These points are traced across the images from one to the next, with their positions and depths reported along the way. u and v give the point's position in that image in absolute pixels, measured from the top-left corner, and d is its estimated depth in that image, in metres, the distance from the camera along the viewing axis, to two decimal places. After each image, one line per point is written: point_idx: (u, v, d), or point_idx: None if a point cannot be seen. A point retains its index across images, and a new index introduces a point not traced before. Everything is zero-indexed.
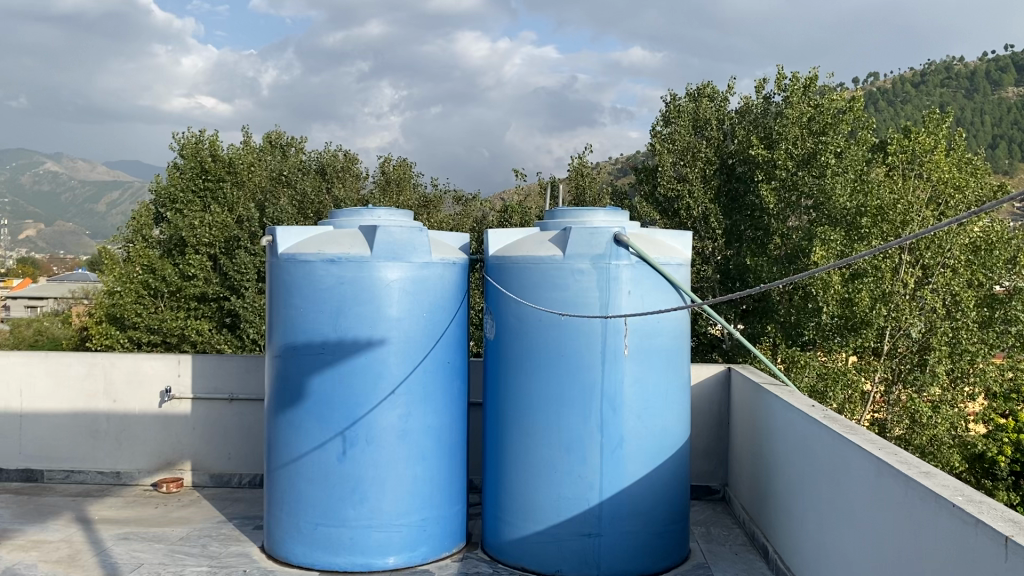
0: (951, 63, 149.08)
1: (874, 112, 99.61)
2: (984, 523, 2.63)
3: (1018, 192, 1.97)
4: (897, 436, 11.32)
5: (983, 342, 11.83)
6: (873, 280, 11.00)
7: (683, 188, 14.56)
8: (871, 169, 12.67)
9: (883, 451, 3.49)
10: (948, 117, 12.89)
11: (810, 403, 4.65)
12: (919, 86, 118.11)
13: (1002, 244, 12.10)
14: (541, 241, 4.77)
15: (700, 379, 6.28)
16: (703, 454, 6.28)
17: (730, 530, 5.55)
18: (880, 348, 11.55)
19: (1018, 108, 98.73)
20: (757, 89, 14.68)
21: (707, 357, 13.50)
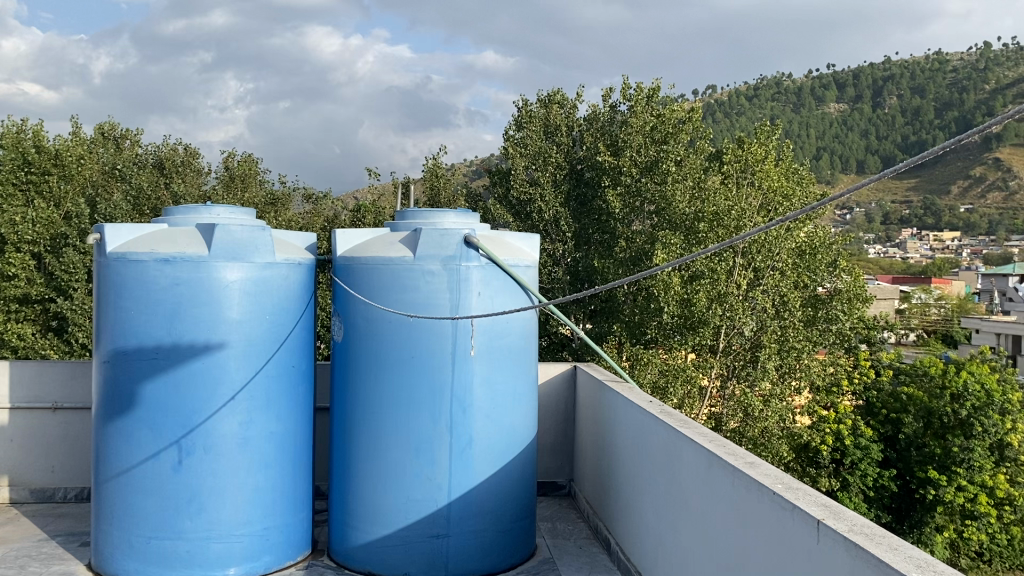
0: (780, 80, 159.98)
1: (711, 123, 105.31)
2: (798, 508, 2.83)
3: (856, 181, 2.11)
4: (731, 428, 12.00)
5: (808, 339, 12.66)
6: (710, 281, 11.64)
7: (535, 191, 14.77)
8: (708, 177, 13.34)
9: (713, 444, 3.68)
10: (777, 130, 13.69)
11: (649, 399, 4.85)
12: (753, 100, 126.20)
13: (824, 247, 12.99)
14: (391, 242, 4.71)
15: (548, 379, 6.41)
16: (551, 451, 6.42)
17: (575, 525, 5.68)
18: (715, 346, 12.15)
19: (839, 123, 107.17)
20: (604, 98, 15.03)
21: (558, 356, 13.79)
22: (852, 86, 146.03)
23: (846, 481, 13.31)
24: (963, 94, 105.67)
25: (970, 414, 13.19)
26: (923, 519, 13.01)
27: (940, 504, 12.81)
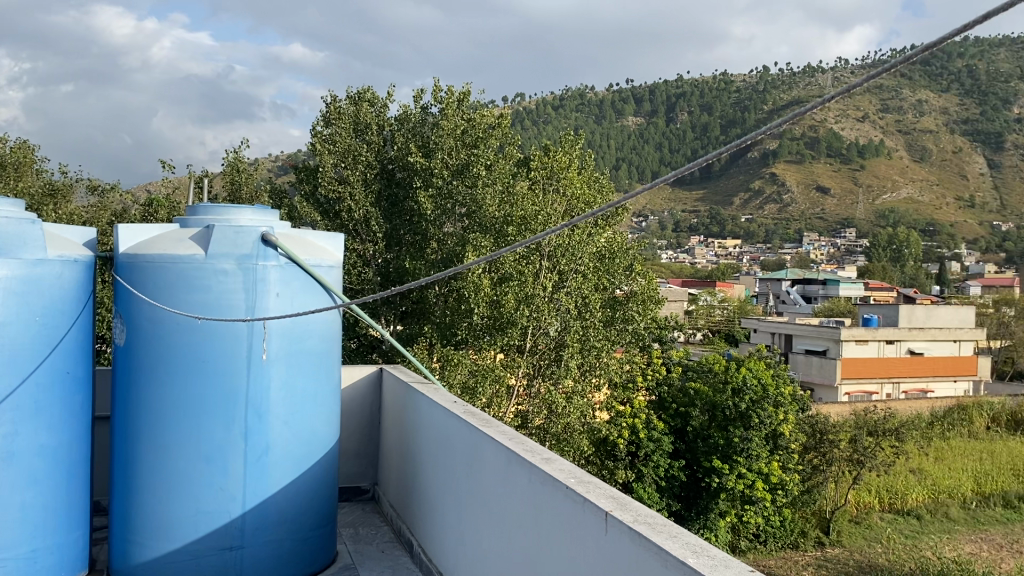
0: (584, 92, 167.02)
1: (520, 130, 108.18)
2: (590, 501, 2.93)
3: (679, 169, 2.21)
4: (537, 425, 12.36)
5: (607, 339, 13.21)
6: (518, 283, 11.92)
7: (344, 190, 14.46)
8: (516, 182, 13.61)
9: (511, 443, 3.75)
10: (580, 140, 14.20)
11: (453, 400, 4.87)
12: (558, 111, 131.20)
13: (622, 253, 13.64)
14: (179, 239, 4.41)
15: (352, 382, 6.29)
16: (354, 456, 6.31)
17: (377, 529, 5.62)
18: (522, 346, 12.40)
19: (636, 135, 113.47)
20: (415, 99, 14.94)
21: (368, 358, 13.60)
22: (648, 100, 155.23)
23: (640, 473, 14.09)
24: (745, 114, 115.02)
25: (749, 407, 14.06)
26: (709, 506, 14.06)
27: (723, 492, 13.91)
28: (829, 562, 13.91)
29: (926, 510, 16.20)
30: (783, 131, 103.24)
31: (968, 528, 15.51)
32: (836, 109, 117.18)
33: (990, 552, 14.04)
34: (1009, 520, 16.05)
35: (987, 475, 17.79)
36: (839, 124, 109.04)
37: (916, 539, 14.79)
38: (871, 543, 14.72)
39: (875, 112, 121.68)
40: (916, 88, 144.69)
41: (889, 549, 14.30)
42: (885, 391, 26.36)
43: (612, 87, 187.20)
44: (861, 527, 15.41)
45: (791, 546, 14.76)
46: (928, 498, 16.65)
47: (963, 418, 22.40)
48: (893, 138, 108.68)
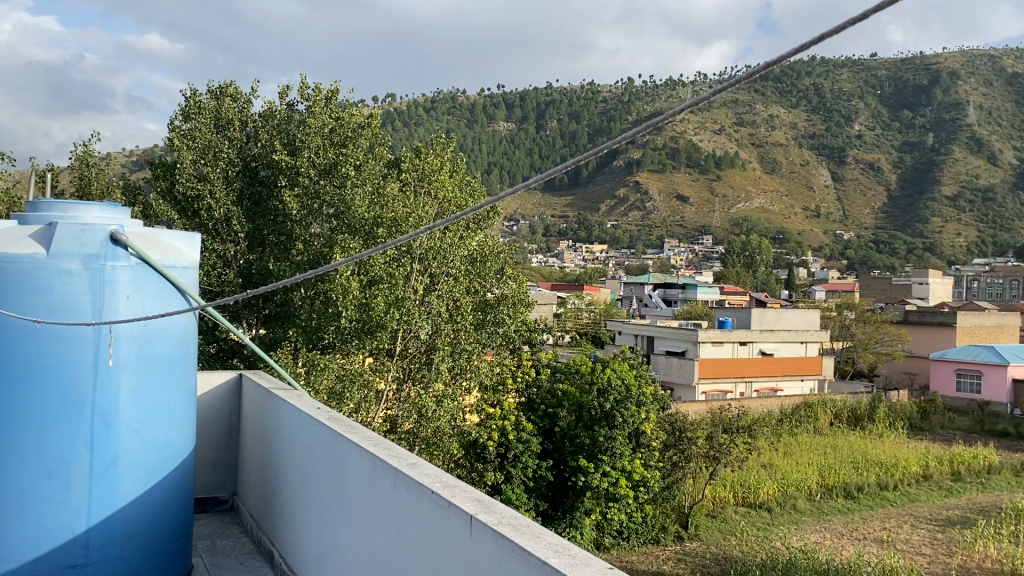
0: (455, 96, 167.81)
1: (389, 132, 107.13)
2: (454, 506, 2.91)
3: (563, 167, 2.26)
4: (407, 430, 12.28)
5: (478, 342, 13.20)
6: (388, 286, 11.77)
7: (204, 188, 13.87)
8: (386, 183, 13.44)
9: (376, 448, 3.69)
10: (451, 143, 14.16)
11: (316, 406, 4.75)
12: (429, 113, 131.37)
13: (492, 256, 13.71)
14: (17, 237, 4.08)
15: (210, 388, 6.04)
16: (211, 465, 6.07)
17: (236, 540, 5.42)
18: (392, 349, 12.23)
19: (507, 140, 114.86)
20: (280, 95, 14.50)
21: (228, 363, 13.08)
22: (519, 106, 157.56)
23: (508, 474, 14.22)
24: (611, 123, 118.46)
25: (614, 407, 14.42)
26: (574, 505, 14.33)
27: (589, 490, 14.18)
28: (688, 555, 14.43)
29: (776, 503, 17.09)
30: (647, 141, 106.93)
31: (814, 519, 16.46)
32: (696, 122, 122.46)
33: (833, 540, 14.95)
34: (849, 509, 17.16)
35: (830, 467, 18.99)
36: (698, 136, 114.04)
37: (767, 531, 15.58)
38: (726, 536, 15.39)
39: (731, 126, 127.92)
40: (768, 104, 153.40)
41: (742, 541, 14.99)
42: (739, 389, 27.70)
43: (483, 92, 188.39)
44: (716, 520, 16.10)
45: (653, 541, 15.20)
46: (777, 491, 17.61)
47: (809, 416, 23.81)
48: (748, 151, 114.60)
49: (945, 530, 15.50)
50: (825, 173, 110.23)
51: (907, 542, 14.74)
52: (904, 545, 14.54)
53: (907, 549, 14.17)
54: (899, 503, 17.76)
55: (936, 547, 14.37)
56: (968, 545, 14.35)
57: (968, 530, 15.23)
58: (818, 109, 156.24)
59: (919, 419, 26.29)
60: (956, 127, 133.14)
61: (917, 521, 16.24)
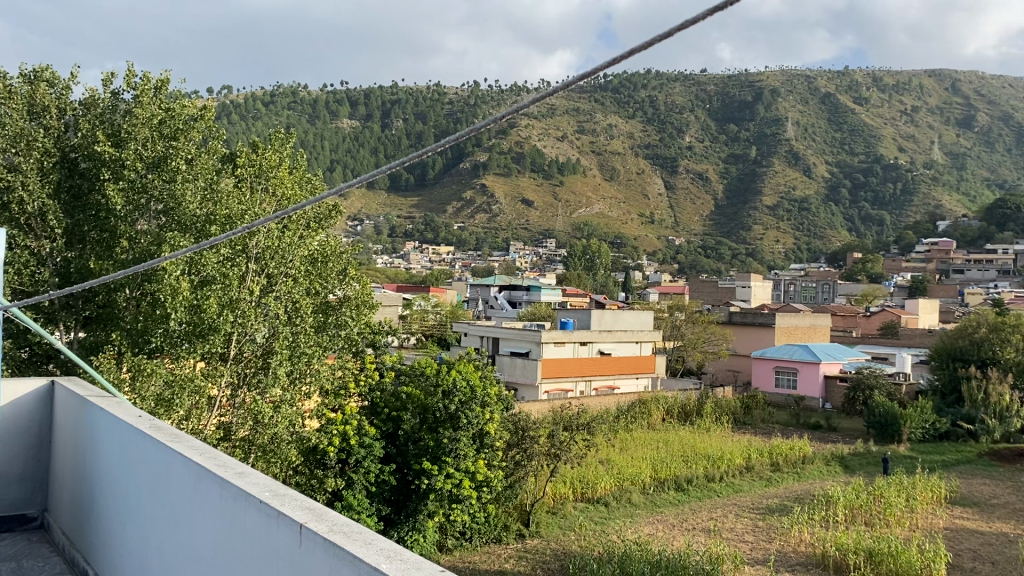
0: (297, 91, 163.33)
1: (225, 125, 101.99)
2: (282, 515, 2.81)
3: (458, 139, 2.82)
4: (242, 438, 11.87)
5: (318, 345, 12.82)
6: (221, 287, 11.25)
7: (14, 179, 12.73)
8: (220, 178, 12.86)
9: (200, 458, 3.52)
10: (291, 138, 13.70)
11: (137, 413, 4.49)
12: (268, 107, 127.03)
13: (334, 256, 13.42)
14: None
15: (15, 397, 5.56)
16: (18, 480, 5.63)
17: (46, 560, 5.01)
18: (226, 354, 11.71)
19: (350, 137, 112.69)
20: (103, 81, 13.51)
21: (42, 369, 12.11)
22: (363, 104, 155.35)
23: (350, 479, 14.01)
24: (457, 127, 118.70)
25: (458, 409, 14.45)
26: (417, 507, 14.27)
27: (432, 493, 14.15)
28: (529, 553, 14.69)
29: (612, 497, 17.69)
30: (492, 145, 107.99)
31: (647, 511, 17.18)
32: (538, 128, 124.80)
33: (664, 531, 15.65)
34: (680, 501, 18.02)
35: (663, 462, 19.91)
36: (541, 141, 116.20)
37: (604, 525, 16.10)
38: (565, 532, 15.78)
39: (573, 132, 131.16)
40: (607, 113, 159.00)
41: (581, 536, 15.41)
42: (579, 388, 28.50)
43: (323, 87, 183.35)
44: (557, 517, 16.49)
45: (495, 540, 15.37)
46: (614, 486, 18.23)
47: (644, 412, 24.80)
48: (588, 158, 117.96)
49: (766, 518, 16.57)
50: (659, 182, 115.26)
51: (731, 530, 15.66)
52: (728, 534, 15.41)
53: (731, 538, 15.03)
54: (725, 493, 18.84)
55: (758, 534, 15.34)
56: (786, 531, 15.38)
57: (785, 517, 16.33)
58: (653, 120, 163.23)
59: (743, 414, 27.97)
60: (775, 142, 142.96)
61: (739, 511, 17.26)
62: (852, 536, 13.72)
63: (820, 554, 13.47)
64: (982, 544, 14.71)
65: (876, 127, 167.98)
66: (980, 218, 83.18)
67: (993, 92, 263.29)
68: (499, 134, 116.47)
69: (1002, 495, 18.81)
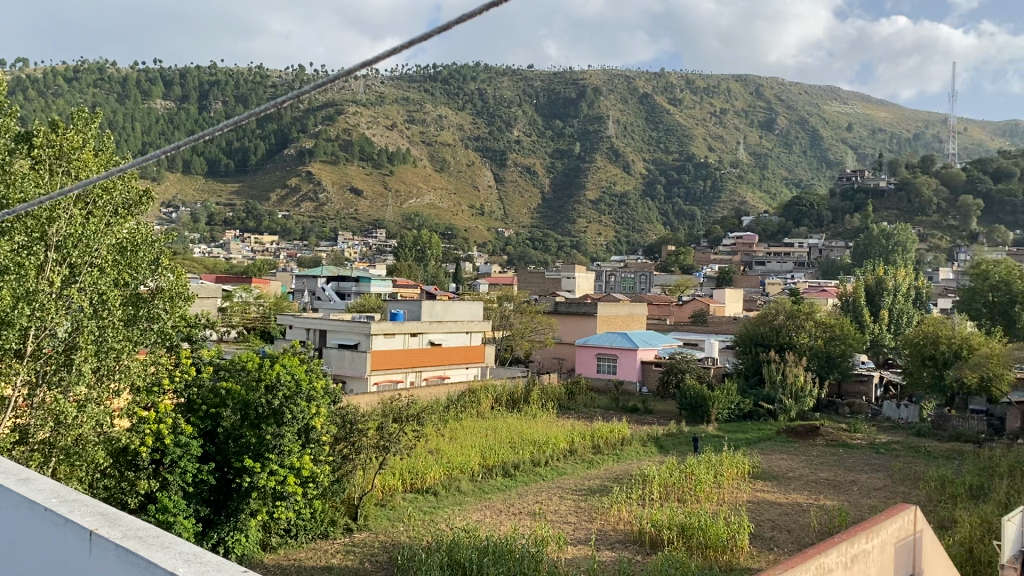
0: (103, 68, 152.08)
1: (19, 102, 93.07)
2: (72, 521, 2.63)
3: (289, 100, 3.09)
4: (40, 440, 10.97)
5: (128, 339, 12.01)
6: (16, 278, 10.32)
7: None
8: (14, 159, 11.77)
9: None
10: (96, 118, 12.72)
11: None
12: (70, 84, 117.36)
13: (146, 245, 12.66)
14: None
15: None
16: None
17: None
18: (21, 350, 10.73)
19: (163, 120, 105.99)
20: None
21: None
22: (179, 84, 146.90)
23: (164, 481, 13.26)
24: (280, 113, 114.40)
25: (283, 403, 13.98)
26: (239, 507, 13.72)
27: (254, 491, 13.65)
28: (356, 547, 14.48)
29: (441, 486, 17.77)
30: (318, 131, 104.97)
31: (475, 498, 17.44)
32: (367, 114, 122.47)
33: (492, 517, 15.91)
34: (507, 486, 18.41)
35: (491, 449, 20.22)
36: (370, 128, 114.22)
37: (432, 515, 16.15)
38: (394, 523, 15.70)
39: (402, 121, 130.08)
40: (436, 103, 158.99)
41: (409, 527, 15.36)
42: (409, 379, 28.45)
43: (132, 64, 171.24)
44: (385, 509, 16.36)
45: (321, 536, 15.09)
46: (443, 475, 18.30)
47: (473, 401, 25.09)
48: (417, 149, 117.26)
49: (588, 498, 17.23)
50: (487, 175, 116.42)
51: (556, 513, 16.14)
52: (553, 516, 15.91)
53: (555, 520, 15.52)
54: (550, 477, 19.42)
55: (580, 515, 15.91)
56: (606, 511, 16.03)
57: (606, 496, 17.05)
58: (481, 112, 164.57)
59: (567, 399, 28.88)
60: (598, 139, 148.03)
61: (563, 493, 17.85)
62: (665, 513, 14.53)
63: (637, 531, 14.15)
64: (780, 513, 16.02)
65: (689, 127, 178.07)
66: (779, 215, 90.35)
67: (790, 98, 285.86)
68: (326, 121, 113.37)
69: (796, 468, 20.60)
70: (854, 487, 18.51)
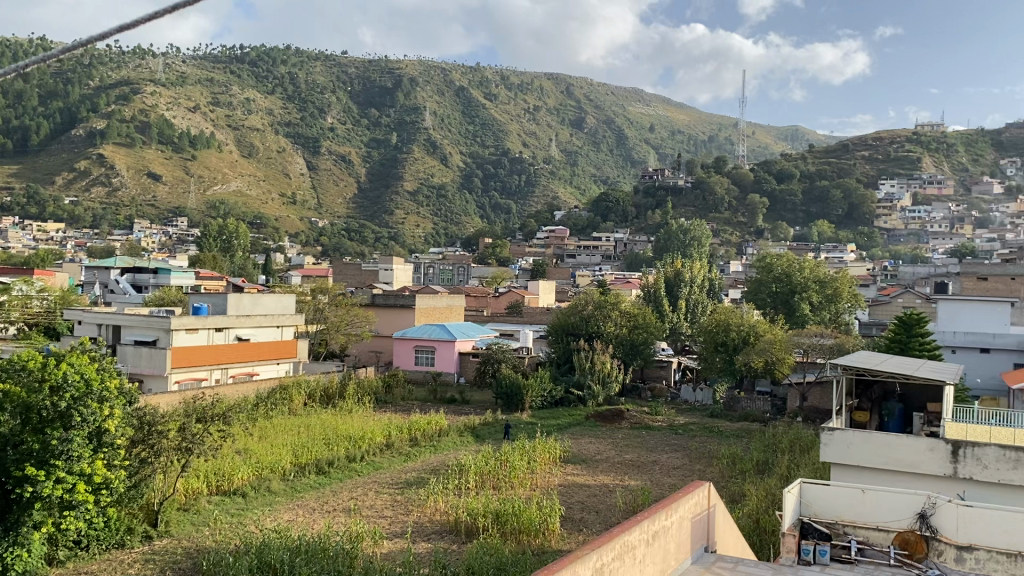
0: None
1: None
2: None
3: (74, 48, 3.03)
4: None
5: None
6: None
7: None
8: None
9: None
10: None
11: None
12: None
13: None
14: None
15: None
16: None
17: None
18: None
19: None
20: None
21: None
22: None
23: None
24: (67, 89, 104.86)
25: (71, 406, 13.02)
26: (20, 519, 12.45)
27: (38, 501, 12.45)
28: (156, 555, 13.56)
29: (249, 487, 17.04)
30: (111, 110, 97.14)
31: (287, 498, 16.88)
32: (167, 95, 114.77)
33: (304, 516, 15.50)
34: (320, 484, 17.96)
35: (303, 447, 19.66)
36: (170, 109, 107.11)
37: (241, 517, 15.47)
38: (198, 528, 14.85)
39: (206, 103, 123.31)
40: (245, 87, 151.99)
41: (215, 531, 14.61)
42: (213, 376, 27.04)
43: None
44: (189, 513, 15.45)
45: (117, 545, 14.00)
46: (252, 475, 17.56)
47: (284, 398, 24.25)
48: (223, 133, 111.42)
49: (404, 491, 17.16)
50: (299, 163, 112.68)
51: (371, 508, 15.95)
52: (368, 511, 15.70)
53: (371, 515, 15.32)
54: (365, 472, 19.13)
55: (395, 508, 15.81)
56: (421, 502, 16.02)
57: (422, 488, 17.04)
58: (293, 97, 159.11)
59: (383, 392, 28.61)
60: (414, 130, 147.45)
61: (379, 487, 17.65)
62: (480, 502, 14.73)
63: (453, 521, 14.22)
64: (588, 495, 16.70)
65: (504, 122, 181.38)
66: (589, 209, 93.94)
67: (598, 98, 297.87)
68: (120, 99, 105.17)
69: (604, 451, 21.57)
70: (655, 467, 19.64)
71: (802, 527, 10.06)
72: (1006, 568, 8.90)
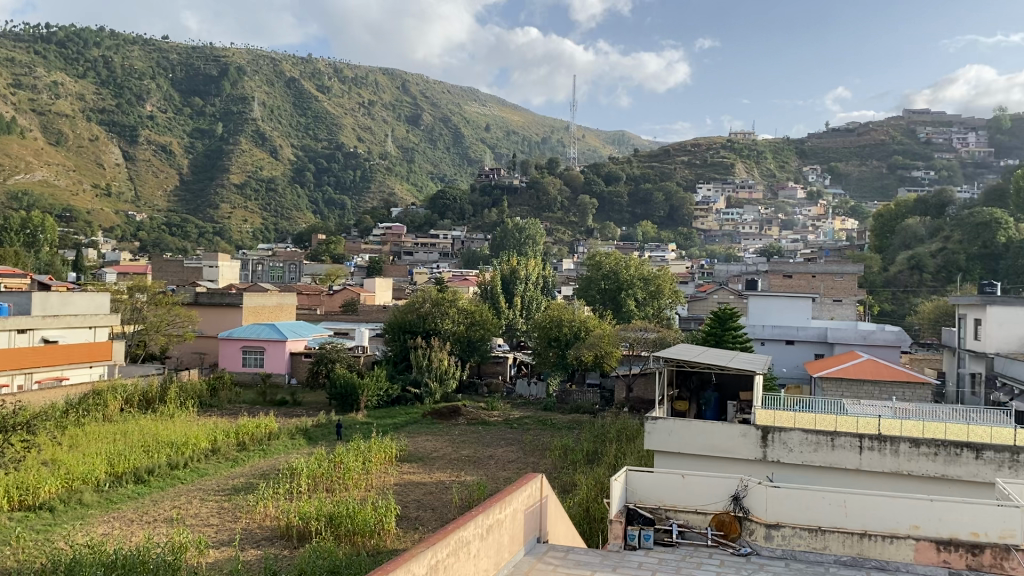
0: None
1: None
2: None
3: None
4: None
5: None
6: None
7: None
8: None
9: None
10: None
11: None
12: None
13: None
14: None
15: None
16: None
17: None
18: None
19: None
20: None
21: None
22: None
23: None
24: None
25: None
26: None
27: None
28: None
29: (58, 500, 15.72)
30: None
31: (101, 511, 15.76)
32: None
33: (121, 528, 14.54)
34: (139, 494, 16.90)
35: (120, 455, 18.42)
36: None
37: (47, 532, 14.26)
38: None
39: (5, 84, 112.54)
40: (52, 68, 140.07)
41: (19, 548, 13.35)
42: (16, 382, 24.48)
43: None
44: None
45: None
46: (60, 487, 16.21)
47: (98, 404, 22.61)
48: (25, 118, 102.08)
49: (230, 498, 16.46)
50: (115, 152, 105.37)
51: (195, 516, 15.20)
52: (192, 520, 14.93)
53: (194, 524, 14.60)
54: (188, 480, 18.20)
55: (222, 516, 15.15)
56: (250, 508, 15.43)
57: (250, 494, 16.41)
58: (107, 82, 148.33)
59: (208, 396, 27.33)
60: (242, 121, 141.37)
61: (203, 495, 16.85)
62: (313, 504, 14.37)
63: (284, 527, 13.78)
64: (424, 493, 16.69)
65: (338, 116, 177.75)
66: (424, 207, 93.80)
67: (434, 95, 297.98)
68: None
69: (440, 448, 21.61)
70: (491, 462, 19.90)
71: (628, 513, 10.54)
72: (808, 542, 9.59)
